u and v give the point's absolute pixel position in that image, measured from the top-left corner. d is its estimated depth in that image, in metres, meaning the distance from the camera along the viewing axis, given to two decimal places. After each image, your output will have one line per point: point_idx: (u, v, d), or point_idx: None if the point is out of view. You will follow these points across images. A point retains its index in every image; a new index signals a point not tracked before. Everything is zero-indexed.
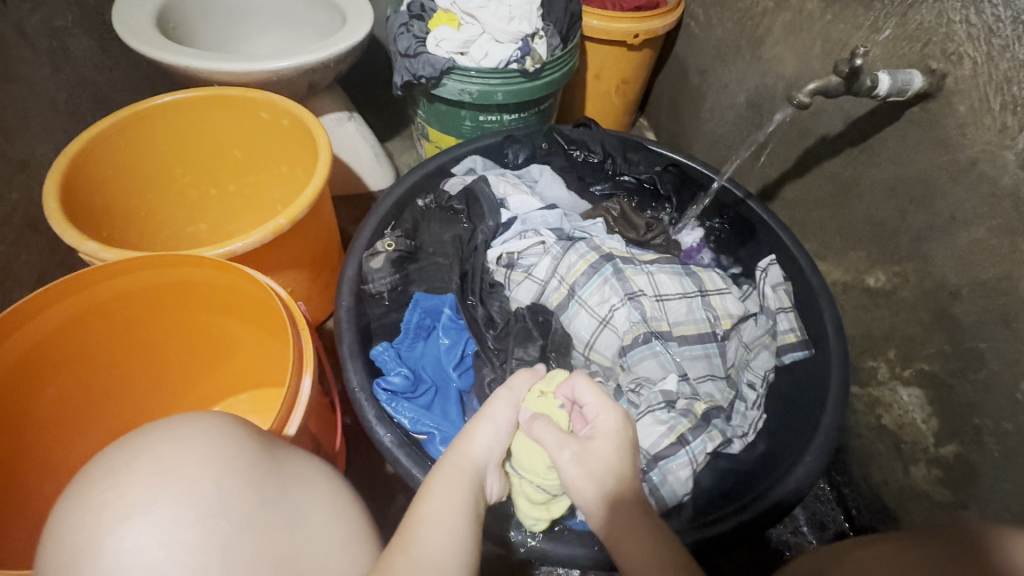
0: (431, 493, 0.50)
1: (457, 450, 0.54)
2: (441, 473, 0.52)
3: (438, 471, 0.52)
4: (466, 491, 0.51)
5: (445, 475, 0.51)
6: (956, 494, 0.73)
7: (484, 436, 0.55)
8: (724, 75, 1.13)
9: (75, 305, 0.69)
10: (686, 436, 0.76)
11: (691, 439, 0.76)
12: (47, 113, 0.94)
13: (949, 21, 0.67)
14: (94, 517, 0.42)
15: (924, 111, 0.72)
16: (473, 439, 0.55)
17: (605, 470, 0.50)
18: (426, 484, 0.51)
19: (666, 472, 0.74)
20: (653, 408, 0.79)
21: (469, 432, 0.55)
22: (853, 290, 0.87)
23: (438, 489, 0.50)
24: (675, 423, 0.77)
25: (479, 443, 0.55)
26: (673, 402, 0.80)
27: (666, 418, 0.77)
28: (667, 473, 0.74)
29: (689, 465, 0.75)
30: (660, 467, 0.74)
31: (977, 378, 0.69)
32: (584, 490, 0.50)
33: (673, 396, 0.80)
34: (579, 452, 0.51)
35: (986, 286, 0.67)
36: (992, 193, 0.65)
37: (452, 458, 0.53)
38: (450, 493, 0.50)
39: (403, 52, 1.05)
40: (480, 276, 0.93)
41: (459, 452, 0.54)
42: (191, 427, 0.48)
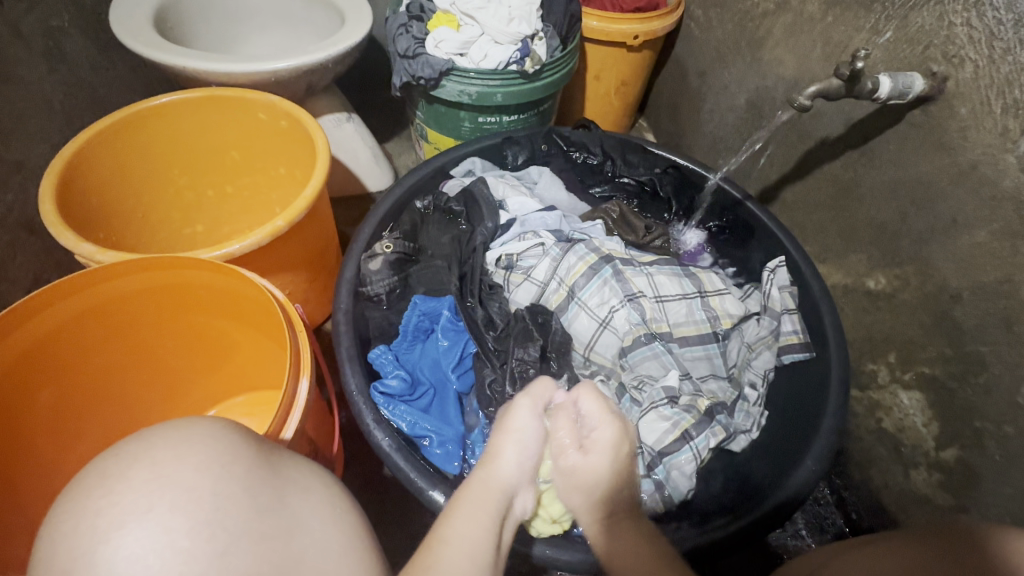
0: (455, 517, 0.48)
1: (484, 470, 0.52)
2: (467, 494, 0.50)
3: (464, 492, 0.51)
4: (489, 515, 0.49)
5: (471, 499, 0.49)
6: (957, 498, 0.73)
7: (511, 455, 0.53)
8: (723, 76, 1.13)
9: (72, 308, 0.69)
10: (690, 432, 0.76)
11: (694, 435, 0.76)
12: (43, 114, 0.94)
13: (950, 23, 0.67)
14: (89, 524, 0.41)
15: (925, 115, 0.71)
16: (501, 458, 0.53)
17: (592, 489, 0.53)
18: (452, 505, 0.50)
19: (672, 468, 0.75)
20: (656, 404, 0.78)
21: (496, 449, 0.54)
22: (853, 292, 0.87)
23: (464, 511, 0.48)
24: (680, 418, 0.77)
25: (505, 461, 0.53)
26: (676, 397, 0.79)
27: (670, 415, 0.77)
28: (672, 469, 0.75)
29: (694, 460, 0.75)
30: (665, 462, 0.75)
31: (978, 381, 0.69)
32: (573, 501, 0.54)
33: (675, 391, 0.80)
34: (568, 469, 0.54)
35: (987, 288, 0.67)
36: (993, 197, 0.65)
37: (480, 478, 0.52)
38: (475, 516, 0.48)
39: (402, 53, 1.04)
40: (479, 277, 0.92)
41: (486, 472, 0.52)
42: (188, 433, 0.48)
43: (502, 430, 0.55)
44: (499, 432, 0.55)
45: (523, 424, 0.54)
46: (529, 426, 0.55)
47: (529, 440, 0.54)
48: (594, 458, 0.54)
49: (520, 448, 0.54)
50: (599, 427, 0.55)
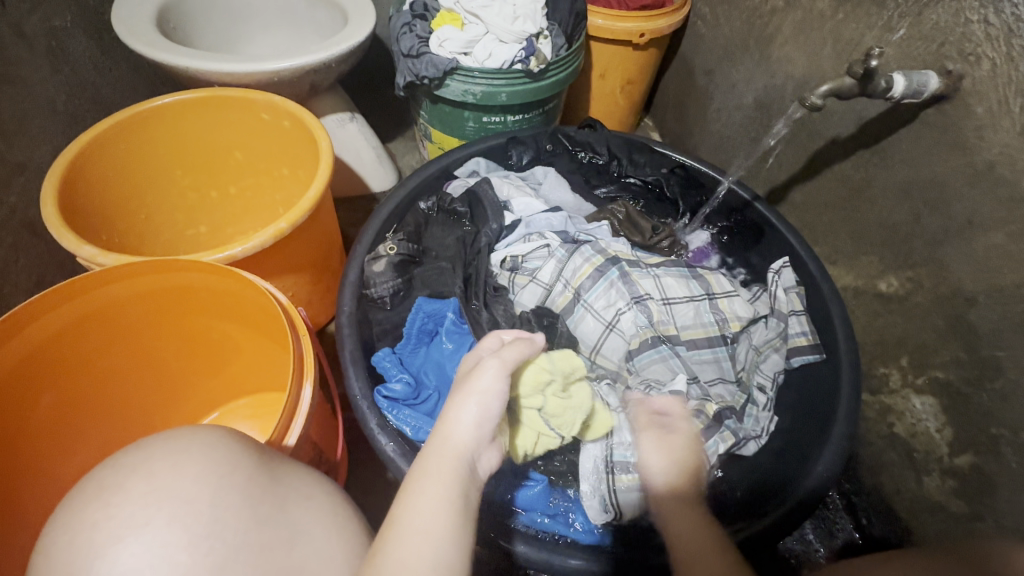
0: (410, 491, 0.45)
1: (439, 436, 0.48)
2: (424, 464, 0.46)
3: (420, 464, 0.46)
4: (448, 487, 0.45)
5: (431, 472, 0.45)
6: (971, 506, 0.71)
7: (470, 414, 0.48)
8: (731, 75, 1.11)
9: (72, 311, 0.68)
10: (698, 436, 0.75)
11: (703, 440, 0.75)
12: (46, 115, 0.93)
13: (967, 20, 0.65)
14: (85, 539, 0.41)
15: (939, 113, 0.70)
16: (457, 422, 0.48)
17: (674, 456, 0.64)
18: (408, 480, 0.46)
19: None
20: None
21: (453, 412, 0.48)
22: (864, 295, 0.85)
23: (421, 486, 0.45)
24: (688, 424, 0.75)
25: (462, 424, 0.48)
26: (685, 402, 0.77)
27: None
28: None
29: None
30: None
31: (994, 387, 0.67)
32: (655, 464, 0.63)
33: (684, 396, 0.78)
34: (660, 437, 0.67)
35: (1004, 292, 0.65)
36: (1011, 198, 0.64)
37: (435, 446, 0.47)
38: (433, 490, 0.44)
39: (405, 52, 1.03)
40: (484, 279, 0.90)
41: (442, 438, 0.47)
42: (186, 442, 0.47)
43: (462, 391, 0.50)
44: (455, 389, 0.50)
45: (486, 383, 0.49)
46: (494, 386, 0.50)
47: (493, 399, 0.49)
48: (684, 444, 0.66)
49: (483, 405, 0.48)
50: (682, 418, 0.70)
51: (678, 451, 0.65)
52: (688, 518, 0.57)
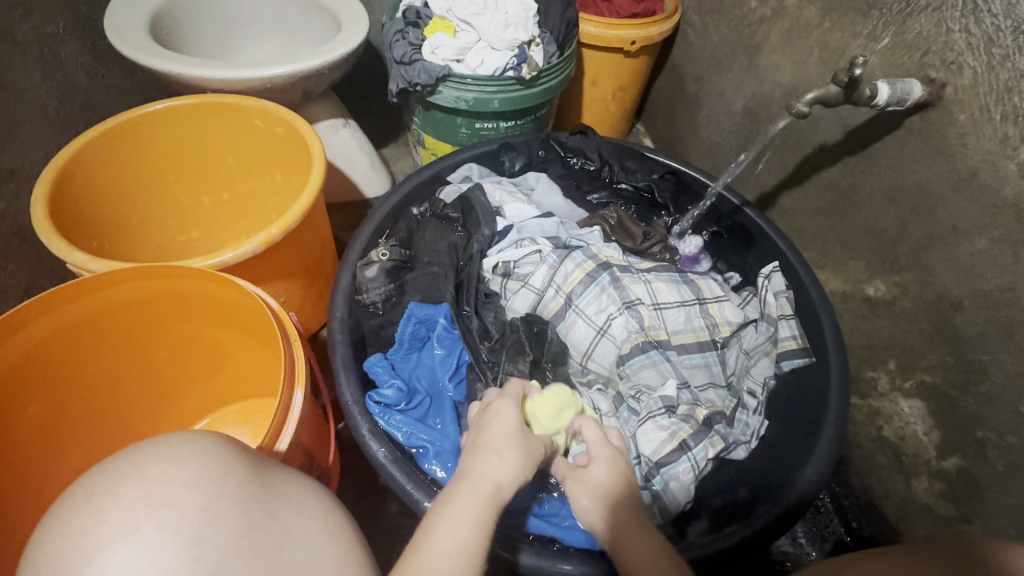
0: (445, 515, 0.48)
1: (477, 467, 0.52)
2: (459, 491, 0.50)
3: (457, 489, 0.50)
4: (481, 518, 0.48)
5: (468, 502, 0.49)
6: (959, 508, 0.72)
7: (513, 461, 0.53)
8: (720, 82, 1.12)
9: (65, 317, 0.68)
10: (688, 441, 0.75)
11: (692, 445, 0.75)
12: (38, 121, 0.93)
13: (949, 30, 0.66)
14: (74, 545, 0.40)
15: (923, 120, 0.71)
16: (499, 460, 0.52)
17: (599, 499, 0.56)
18: (443, 503, 0.49)
19: (669, 479, 0.73)
20: (653, 414, 0.78)
21: (494, 454, 0.53)
22: (852, 300, 0.86)
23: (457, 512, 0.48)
24: (677, 429, 0.76)
25: (501, 462, 0.52)
26: (674, 407, 0.78)
27: (668, 424, 0.77)
28: (670, 480, 0.73)
29: (692, 471, 0.74)
30: (663, 474, 0.74)
31: (980, 391, 0.68)
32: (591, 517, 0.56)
33: (673, 401, 0.79)
34: (578, 481, 0.58)
35: (988, 296, 0.66)
36: (993, 204, 0.65)
37: (472, 475, 0.51)
38: (468, 517, 0.48)
39: (398, 59, 1.04)
40: (475, 285, 0.91)
41: (480, 469, 0.51)
42: (177, 448, 0.47)
43: (508, 440, 0.55)
44: (496, 435, 0.55)
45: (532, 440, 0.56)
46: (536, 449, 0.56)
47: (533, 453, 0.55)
48: (602, 468, 0.58)
49: (524, 457, 0.54)
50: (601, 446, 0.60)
51: (601, 489, 0.57)
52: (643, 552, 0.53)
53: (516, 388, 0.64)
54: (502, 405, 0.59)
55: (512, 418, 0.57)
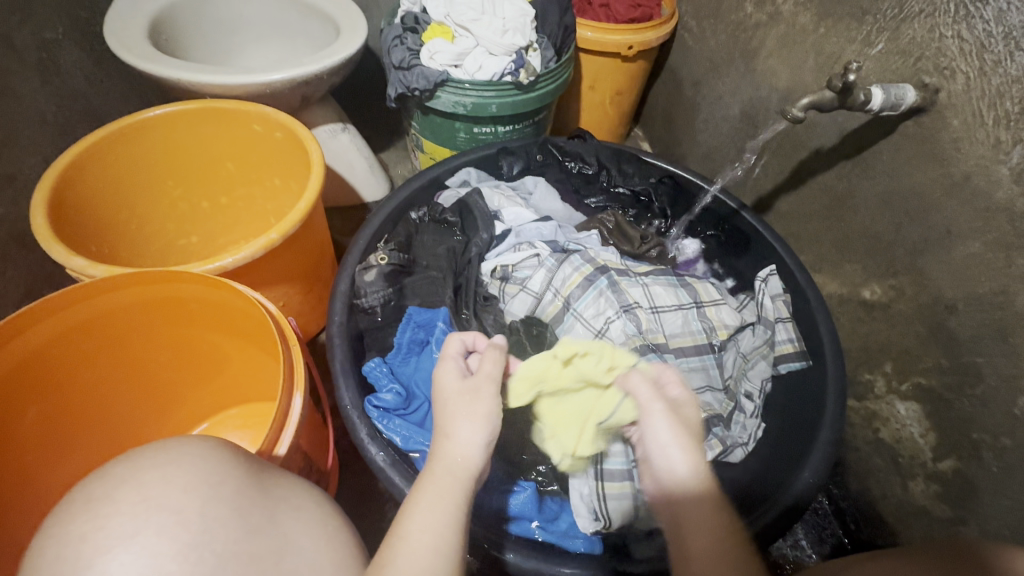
0: (415, 508, 0.49)
1: (442, 452, 0.52)
2: (424, 482, 0.51)
3: (427, 478, 0.51)
4: (454, 501, 0.49)
5: (438, 486, 0.50)
6: (955, 510, 0.72)
7: (475, 432, 0.53)
8: (717, 87, 1.13)
9: (65, 321, 0.68)
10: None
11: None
12: (37, 127, 0.94)
13: (942, 36, 0.67)
14: (73, 550, 0.41)
15: (917, 126, 0.72)
16: (459, 439, 0.52)
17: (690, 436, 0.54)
18: (413, 496, 0.50)
19: None
20: None
21: (453, 430, 0.53)
22: (849, 303, 0.87)
23: (425, 502, 0.49)
24: None
25: (461, 439, 0.52)
26: None
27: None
28: None
29: None
30: None
31: (974, 393, 0.69)
32: (678, 452, 0.53)
33: None
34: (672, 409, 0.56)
35: (982, 300, 0.67)
36: (986, 208, 0.65)
37: (439, 463, 0.52)
38: (436, 504, 0.49)
39: (396, 65, 1.04)
40: (474, 289, 0.92)
41: (445, 454, 0.52)
42: (176, 453, 0.47)
43: (465, 411, 0.54)
44: (456, 406, 0.54)
45: (490, 406, 0.55)
46: (494, 408, 0.55)
47: (494, 419, 0.54)
48: (693, 410, 0.58)
49: (486, 423, 0.54)
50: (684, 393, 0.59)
51: (690, 428, 0.55)
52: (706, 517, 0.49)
53: (457, 343, 0.61)
54: (446, 369, 0.58)
55: (450, 383, 0.57)
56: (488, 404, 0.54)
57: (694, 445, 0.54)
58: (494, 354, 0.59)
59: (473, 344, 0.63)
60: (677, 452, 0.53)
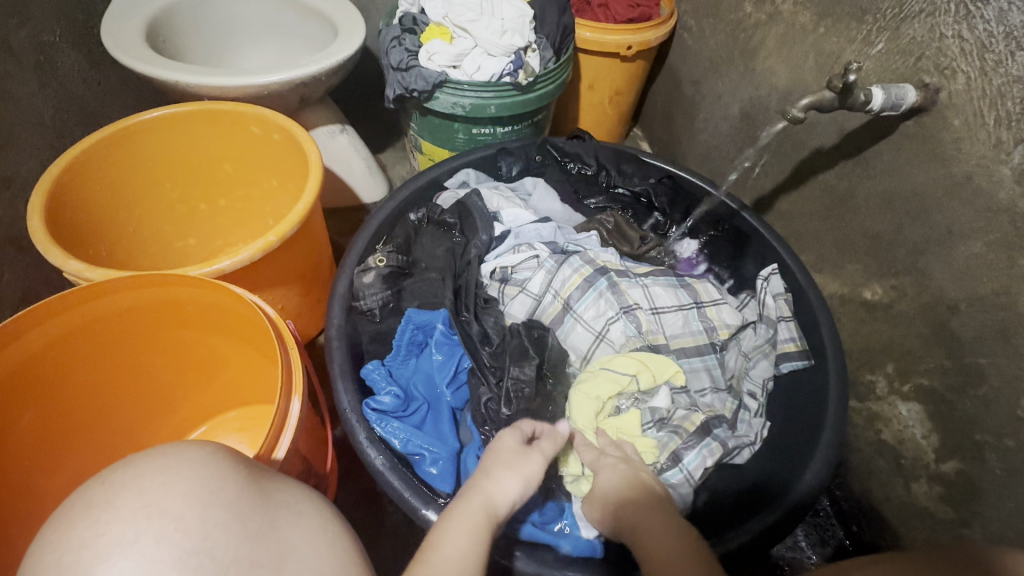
0: (446, 529, 0.51)
1: (481, 490, 0.56)
2: (458, 506, 0.54)
3: (460, 504, 0.54)
4: (480, 534, 0.51)
5: (470, 518, 0.52)
6: (958, 512, 0.72)
7: (512, 486, 0.57)
8: (717, 86, 1.13)
9: (62, 326, 0.68)
10: (678, 452, 0.76)
11: (684, 455, 0.75)
12: (34, 129, 0.93)
13: (942, 35, 0.67)
14: (72, 557, 0.40)
15: (918, 126, 0.71)
16: (502, 486, 0.56)
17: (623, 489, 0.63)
18: (443, 519, 0.52)
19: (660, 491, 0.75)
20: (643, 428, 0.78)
21: (500, 481, 0.57)
22: (850, 303, 0.86)
23: (456, 526, 0.51)
24: (667, 441, 0.77)
25: (502, 485, 0.57)
26: (664, 420, 0.79)
27: (657, 437, 0.77)
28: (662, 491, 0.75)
29: (685, 482, 0.74)
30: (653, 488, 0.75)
31: (977, 394, 0.68)
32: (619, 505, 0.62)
33: (662, 413, 0.79)
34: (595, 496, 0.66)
35: (984, 300, 0.66)
36: (988, 209, 0.65)
37: (476, 495, 0.55)
38: (468, 528, 0.51)
39: (395, 66, 1.04)
40: (474, 291, 0.90)
41: (484, 491, 0.56)
42: (176, 459, 0.47)
43: (509, 465, 0.59)
44: (505, 459, 0.59)
45: (534, 469, 0.60)
46: (535, 471, 0.60)
47: (533, 481, 0.59)
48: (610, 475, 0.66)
49: (522, 481, 0.58)
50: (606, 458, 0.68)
51: (616, 489, 0.64)
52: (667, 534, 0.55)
53: (527, 425, 0.67)
54: (508, 435, 0.64)
55: (506, 445, 0.62)
56: (533, 468, 0.60)
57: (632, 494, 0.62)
58: (549, 444, 0.65)
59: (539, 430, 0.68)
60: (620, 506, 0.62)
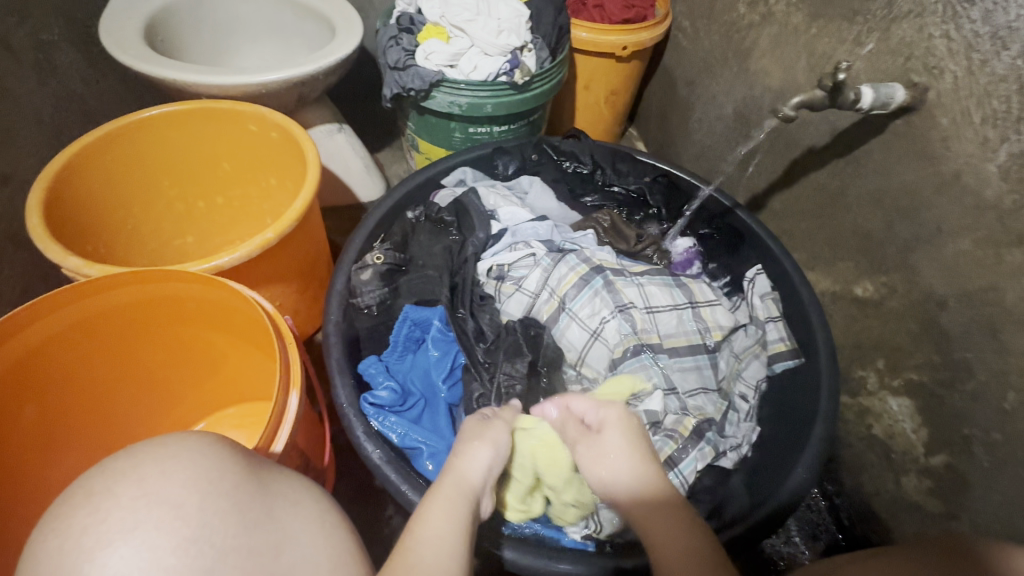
0: (430, 512, 0.51)
1: (454, 471, 0.56)
2: (437, 492, 0.54)
3: (437, 489, 0.54)
4: (461, 512, 0.52)
5: (446, 495, 0.53)
6: (946, 505, 0.73)
7: (483, 454, 0.59)
8: (711, 87, 1.14)
9: (63, 320, 0.69)
10: (674, 457, 0.76)
11: (680, 460, 0.76)
12: (33, 127, 0.94)
13: (930, 36, 0.68)
14: (73, 544, 0.41)
15: (907, 124, 0.72)
16: (473, 462, 0.58)
17: (628, 449, 0.61)
18: (424, 505, 0.52)
19: None
20: None
21: (469, 452, 0.59)
22: (842, 300, 0.88)
23: (440, 509, 0.51)
24: (661, 446, 0.77)
25: (476, 463, 0.58)
26: (659, 423, 0.79)
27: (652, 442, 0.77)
28: None
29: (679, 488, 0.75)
30: None
31: (965, 388, 0.69)
32: (622, 478, 0.59)
33: (658, 416, 0.79)
34: (595, 447, 0.63)
35: (972, 296, 0.68)
36: (976, 206, 0.66)
37: (451, 478, 0.55)
38: (450, 511, 0.51)
39: (392, 65, 1.05)
40: (470, 289, 0.92)
41: (457, 473, 0.56)
42: (175, 449, 0.48)
43: (476, 438, 0.60)
44: (469, 434, 0.62)
45: (501, 435, 0.62)
46: (503, 436, 0.62)
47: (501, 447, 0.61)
48: (618, 435, 0.63)
49: (492, 448, 0.60)
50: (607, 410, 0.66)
51: (622, 454, 0.61)
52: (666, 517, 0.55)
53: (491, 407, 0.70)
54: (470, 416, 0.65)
55: (471, 425, 0.64)
56: (497, 431, 0.62)
57: (637, 473, 0.59)
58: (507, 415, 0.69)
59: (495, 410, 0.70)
60: (624, 485, 0.59)
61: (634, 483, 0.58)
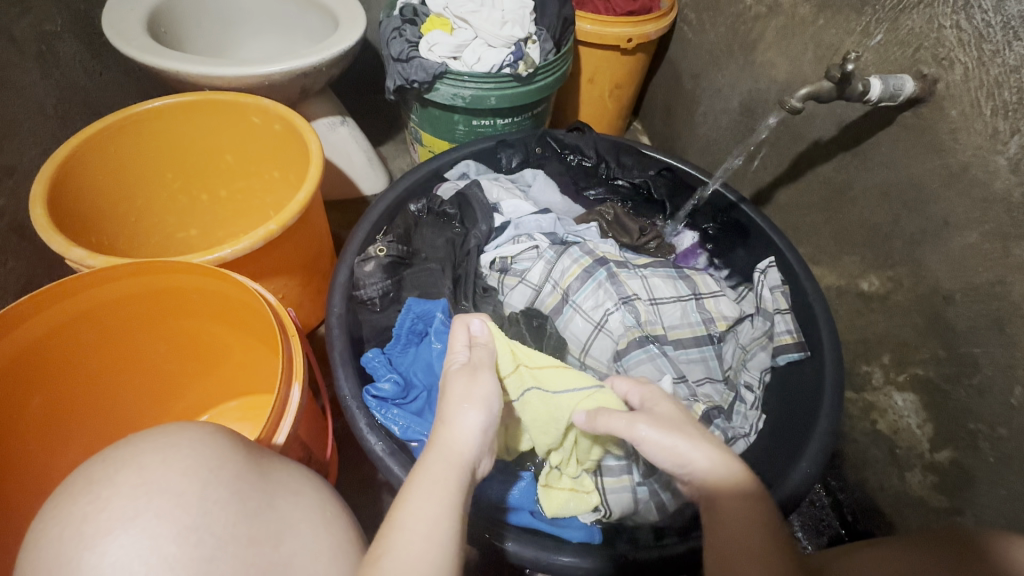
0: (411, 494, 0.47)
1: (441, 441, 0.50)
2: (425, 463, 0.49)
3: (422, 465, 0.49)
4: (448, 490, 0.47)
5: (429, 474, 0.48)
6: (951, 500, 0.73)
7: (473, 417, 0.51)
8: (717, 79, 1.13)
9: (67, 311, 0.68)
10: None
11: None
12: (36, 119, 0.93)
13: (940, 26, 0.67)
14: (74, 531, 0.41)
15: (915, 117, 0.72)
16: (461, 429, 0.51)
17: (684, 423, 0.52)
18: (410, 480, 0.49)
19: (655, 489, 0.73)
20: None
21: (454, 418, 0.52)
22: (847, 294, 0.87)
23: (422, 490, 0.47)
24: None
25: (462, 429, 0.51)
26: None
27: None
28: (656, 490, 0.73)
29: None
30: (653, 484, 0.73)
31: (972, 383, 0.69)
32: (686, 449, 0.49)
33: None
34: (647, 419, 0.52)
35: (979, 290, 0.67)
36: (984, 199, 0.65)
37: (437, 451, 0.50)
38: (434, 492, 0.47)
39: (395, 57, 1.04)
40: (473, 280, 0.92)
41: (444, 443, 0.50)
42: (175, 438, 0.48)
43: (465, 398, 0.53)
44: (454, 393, 0.53)
45: (487, 390, 0.54)
46: (494, 390, 0.54)
47: (494, 403, 0.53)
48: (667, 404, 0.54)
49: (485, 407, 0.53)
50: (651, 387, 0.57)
51: (677, 422, 0.52)
52: (733, 507, 0.46)
53: (462, 332, 0.61)
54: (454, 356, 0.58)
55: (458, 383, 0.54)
56: (486, 387, 0.54)
57: (698, 440, 0.50)
58: (482, 352, 0.59)
59: (471, 341, 0.60)
60: (686, 454, 0.49)
61: (701, 450, 0.49)
